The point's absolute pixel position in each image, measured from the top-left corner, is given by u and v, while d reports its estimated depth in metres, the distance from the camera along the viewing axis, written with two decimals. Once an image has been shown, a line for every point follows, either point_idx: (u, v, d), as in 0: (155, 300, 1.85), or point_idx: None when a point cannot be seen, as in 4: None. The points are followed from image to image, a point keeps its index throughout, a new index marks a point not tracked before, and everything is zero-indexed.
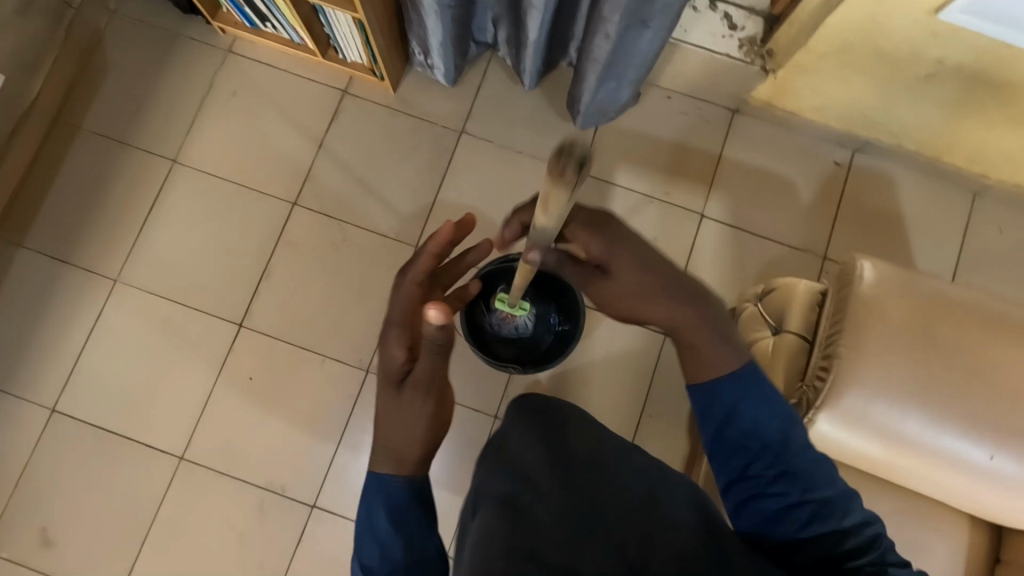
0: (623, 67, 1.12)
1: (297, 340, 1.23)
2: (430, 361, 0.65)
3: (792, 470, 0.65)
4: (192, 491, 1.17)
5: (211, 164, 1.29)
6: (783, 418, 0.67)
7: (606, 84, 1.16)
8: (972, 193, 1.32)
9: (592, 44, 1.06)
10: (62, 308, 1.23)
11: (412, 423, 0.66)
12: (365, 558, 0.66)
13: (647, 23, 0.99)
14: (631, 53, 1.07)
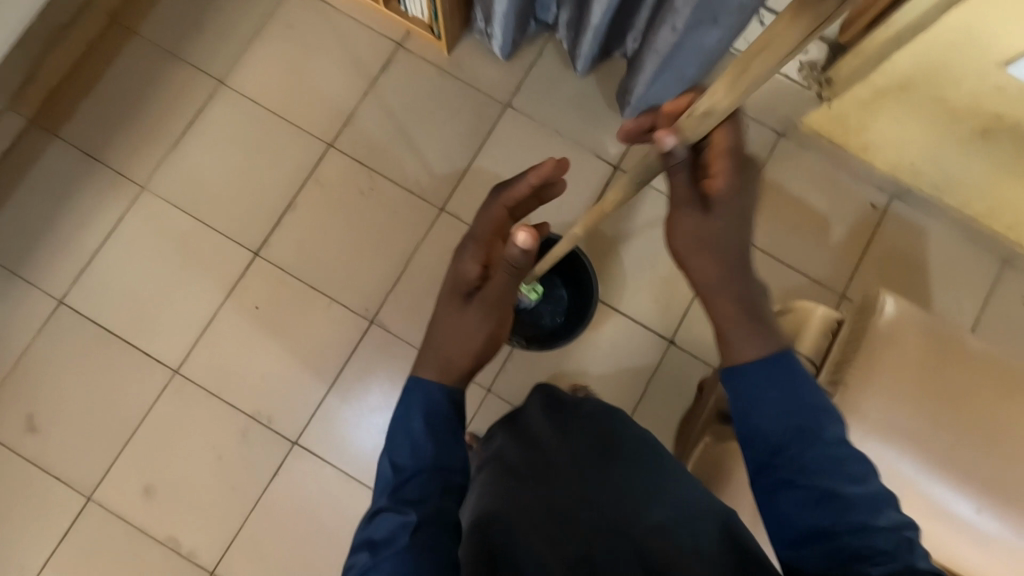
0: (681, 65, 1.10)
1: (308, 279, 1.24)
2: (505, 277, 0.72)
3: (833, 463, 0.57)
4: (181, 406, 1.19)
5: (256, 91, 1.29)
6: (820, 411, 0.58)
7: (661, 80, 1.14)
8: (1003, 259, 1.30)
9: (657, 35, 1.06)
10: (85, 205, 1.24)
11: (470, 332, 0.71)
12: (399, 455, 0.65)
13: (716, 24, 0.99)
14: (692, 51, 1.05)
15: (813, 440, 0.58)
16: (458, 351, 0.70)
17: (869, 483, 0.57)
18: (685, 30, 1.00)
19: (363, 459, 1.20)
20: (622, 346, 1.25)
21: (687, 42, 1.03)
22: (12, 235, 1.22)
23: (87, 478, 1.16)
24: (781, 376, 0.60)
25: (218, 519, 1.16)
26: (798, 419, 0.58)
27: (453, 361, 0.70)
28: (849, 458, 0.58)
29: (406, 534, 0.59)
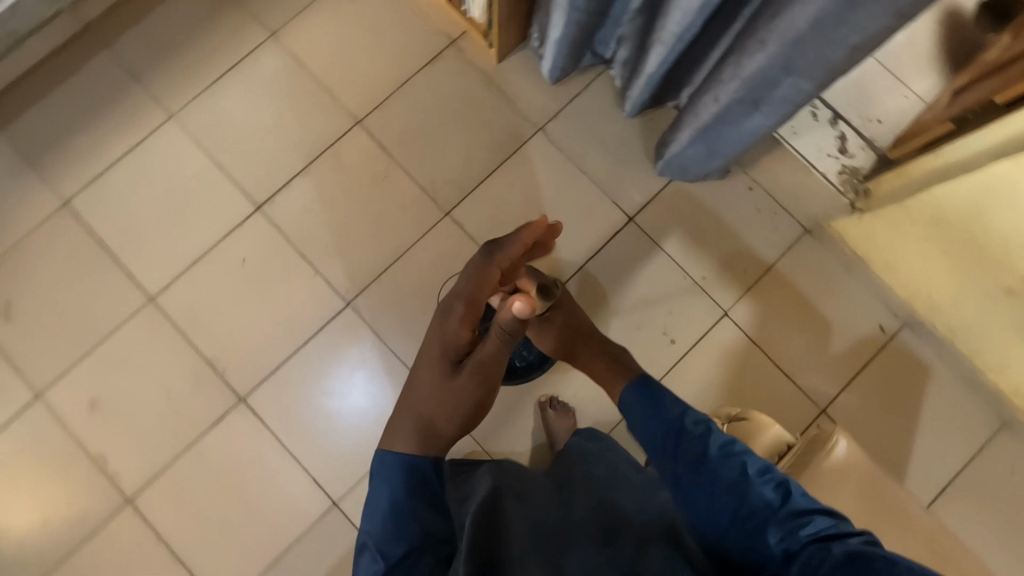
0: (719, 137, 1.07)
1: (300, 246, 1.25)
2: (494, 344, 0.76)
3: (709, 453, 0.70)
4: (147, 333, 1.21)
5: (303, 52, 1.30)
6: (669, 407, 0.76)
7: (698, 148, 1.12)
8: (1001, 420, 1.23)
9: (699, 102, 1.03)
10: (114, 119, 1.27)
11: (459, 399, 0.76)
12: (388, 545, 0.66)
13: (759, 107, 0.96)
14: (732, 129, 1.03)
15: (687, 437, 0.72)
16: (441, 419, 0.75)
17: (741, 458, 0.69)
18: (728, 105, 0.98)
19: (303, 435, 1.20)
20: (584, 398, 1.22)
21: (728, 116, 1.00)
22: (40, 128, 1.26)
23: (42, 376, 1.19)
24: (648, 394, 0.77)
25: (150, 451, 1.18)
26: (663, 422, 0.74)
27: (433, 430, 0.75)
28: (713, 448, 0.70)
29: None
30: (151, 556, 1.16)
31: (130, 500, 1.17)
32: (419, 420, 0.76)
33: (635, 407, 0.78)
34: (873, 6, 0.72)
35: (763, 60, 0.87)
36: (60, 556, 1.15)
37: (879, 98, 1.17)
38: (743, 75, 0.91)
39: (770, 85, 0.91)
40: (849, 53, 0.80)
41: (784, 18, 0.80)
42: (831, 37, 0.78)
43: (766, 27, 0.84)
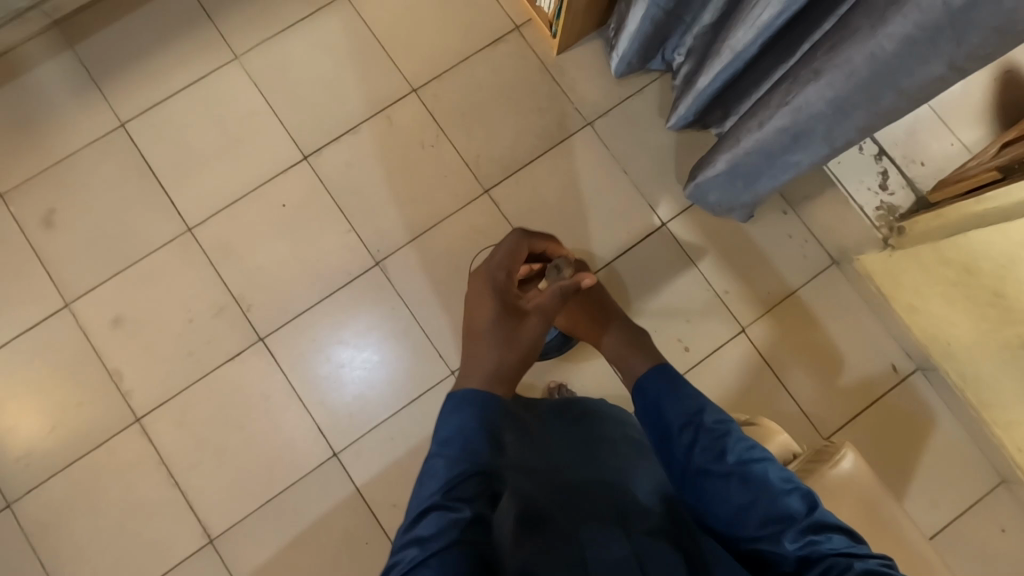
0: (757, 167, 1.06)
1: (339, 200, 1.28)
2: (552, 292, 0.76)
3: (720, 442, 0.67)
4: (181, 260, 1.25)
5: (371, 16, 1.34)
6: (677, 396, 0.71)
7: (730, 177, 1.11)
8: (1000, 478, 1.24)
9: (742, 128, 1.02)
10: (181, 52, 1.31)
11: (511, 343, 0.69)
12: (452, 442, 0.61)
13: (802, 140, 0.94)
14: (772, 159, 1.02)
15: (699, 432, 0.68)
16: (511, 350, 0.69)
17: (760, 457, 0.66)
18: (771, 133, 0.97)
19: (315, 380, 1.23)
20: (592, 390, 1.24)
21: (770, 146, 0.99)
22: (108, 49, 1.30)
23: (76, 286, 1.23)
24: (660, 376, 0.74)
25: (165, 374, 1.21)
26: (662, 414, 0.71)
27: (504, 369, 0.68)
28: (735, 439, 0.67)
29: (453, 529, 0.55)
30: (149, 476, 1.18)
31: (138, 419, 1.20)
32: (484, 356, 0.68)
33: (650, 388, 0.74)
34: (931, 54, 0.72)
35: (816, 92, 0.86)
36: (63, 462, 1.18)
37: (924, 142, 1.19)
38: (792, 106, 0.90)
39: (818, 119, 0.90)
40: (901, 97, 0.80)
41: (844, 51, 0.80)
42: (888, 77, 0.78)
43: (823, 58, 0.83)
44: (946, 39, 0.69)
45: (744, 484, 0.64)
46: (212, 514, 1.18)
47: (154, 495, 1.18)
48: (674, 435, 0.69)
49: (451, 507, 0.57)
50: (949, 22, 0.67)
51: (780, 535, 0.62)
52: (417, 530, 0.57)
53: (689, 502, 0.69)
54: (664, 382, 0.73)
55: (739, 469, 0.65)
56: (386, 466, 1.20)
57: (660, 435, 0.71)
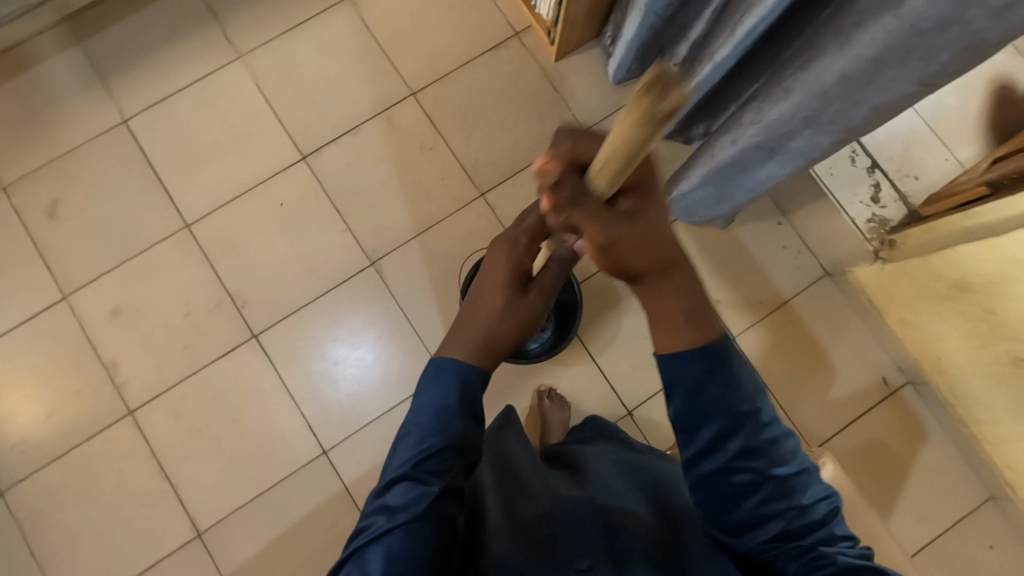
0: (729, 182, 1.11)
1: (336, 199, 1.29)
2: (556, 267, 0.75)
3: (761, 445, 0.60)
4: (178, 256, 1.26)
5: (373, 19, 1.36)
6: (743, 390, 0.60)
7: (705, 191, 1.16)
8: (989, 494, 1.24)
9: (716, 143, 1.06)
10: (184, 50, 1.33)
11: (508, 315, 0.69)
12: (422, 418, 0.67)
13: (773, 155, 1.00)
14: (745, 174, 1.07)
15: (740, 426, 0.60)
16: (504, 322, 0.69)
17: (798, 463, 0.62)
18: (742, 150, 1.02)
19: (308, 377, 1.24)
20: (582, 394, 1.25)
21: (744, 159, 1.04)
22: (114, 46, 1.32)
23: (74, 279, 1.24)
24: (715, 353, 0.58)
25: (160, 368, 1.23)
26: (719, 409, 0.59)
27: (493, 336, 0.69)
28: (782, 441, 0.62)
29: (423, 501, 0.63)
30: (140, 468, 1.19)
31: (131, 412, 1.21)
32: (475, 325, 0.69)
33: (689, 365, 0.58)
34: (901, 72, 0.78)
35: (787, 108, 0.91)
36: (56, 452, 1.19)
37: (919, 157, 1.21)
38: (764, 124, 0.95)
39: (791, 133, 0.94)
40: (872, 111, 0.86)
41: (813, 69, 0.84)
42: (858, 95, 0.83)
43: (793, 77, 0.88)
44: (915, 58, 0.75)
45: (778, 494, 0.61)
46: (202, 508, 1.19)
47: (145, 488, 1.19)
48: (727, 436, 0.60)
49: (421, 480, 0.64)
50: (916, 39, 0.72)
51: (798, 547, 0.60)
52: (385, 500, 0.65)
53: (703, 505, 0.63)
54: (733, 363, 0.59)
55: (782, 479, 0.61)
56: (375, 464, 1.21)
57: (706, 428, 0.60)
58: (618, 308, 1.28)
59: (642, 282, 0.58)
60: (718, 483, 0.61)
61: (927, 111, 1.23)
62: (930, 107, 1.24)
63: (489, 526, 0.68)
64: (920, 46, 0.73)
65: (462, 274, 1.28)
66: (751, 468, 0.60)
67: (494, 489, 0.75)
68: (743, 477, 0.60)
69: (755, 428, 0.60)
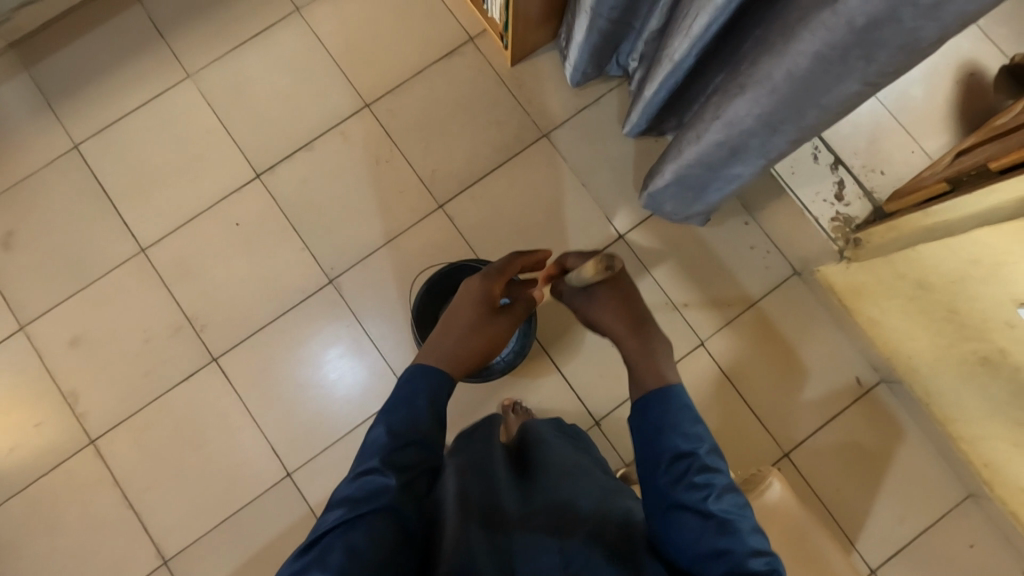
0: (701, 181, 1.06)
1: (293, 217, 1.27)
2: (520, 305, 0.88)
3: (707, 481, 0.63)
4: (135, 282, 1.25)
5: (324, 31, 1.33)
6: (689, 433, 0.66)
7: (682, 189, 1.11)
8: (967, 492, 1.21)
9: (684, 143, 1.01)
10: (134, 71, 1.31)
11: (483, 333, 0.79)
12: (396, 425, 0.68)
13: (738, 155, 0.95)
14: (715, 173, 1.02)
15: (689, 462, 0.65)
16: (477, 336, 0.79)
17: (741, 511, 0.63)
18: (707, 149, 0.97)
19: (274, 397, 1.23)
20: (549, 407, 1.23)
21: (709, 158, 0.98)
22: (62, 71, 1.30)
23: (31, 308, 1.23)
24: (662, 397, 0.69)
25: (121, 396, 1.21)
26: (652, 442, 0.67)
27: (463, 353, 0.77)
28: (724, 488, 0.64)
29: (387, 495, 0.62)
30: (105, 497, 1.18)
31: (94, 441, 1.20)
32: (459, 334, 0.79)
33: (654, 404, 0.69)
34: (845, 73, 0.72)
35: (741, 109, 0.85)
36: (20, 485, 1.18)
37: (886, 152, 1.18)
38: (722, 125, 0.90)
39: (749, 134, 0.88)
40: (824, 113, 0.80)
41: (761, 67, 0.79)
42: (809, 94, 0.78)
43: (745, 76, 0.83)
44: (856, 58, 0.70)
45: (723, 531, 0.60)
46: (169, 536, 1.18)
47: (109, 517, 1.18)
48: (670, 469, 0.65)
49: (388, 474, 0.63)
50: (856, 41, 0.67)
51: None
52: (346, 492, 0.63)
53: (656, 531, 0.65)
54: (675, 412, 0.68)
55: (724, 518, 0.62)
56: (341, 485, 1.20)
57: (662, 456, 0.66)
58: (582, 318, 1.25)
59: (631, 329, 0.79)
60: (670, 513, 0.63)
61: (893, 104, 1.20)
62: (897, 99, 1.20)
63: (444, 538, 0.63)
64: (862, 45, 0.67)
65: (415, 288, 1.26)
66: (699, 500, 0.62)
67: (453, 488, 0.73)
68: (694, 507, 0.62)
69: (703, 465, 0.65)
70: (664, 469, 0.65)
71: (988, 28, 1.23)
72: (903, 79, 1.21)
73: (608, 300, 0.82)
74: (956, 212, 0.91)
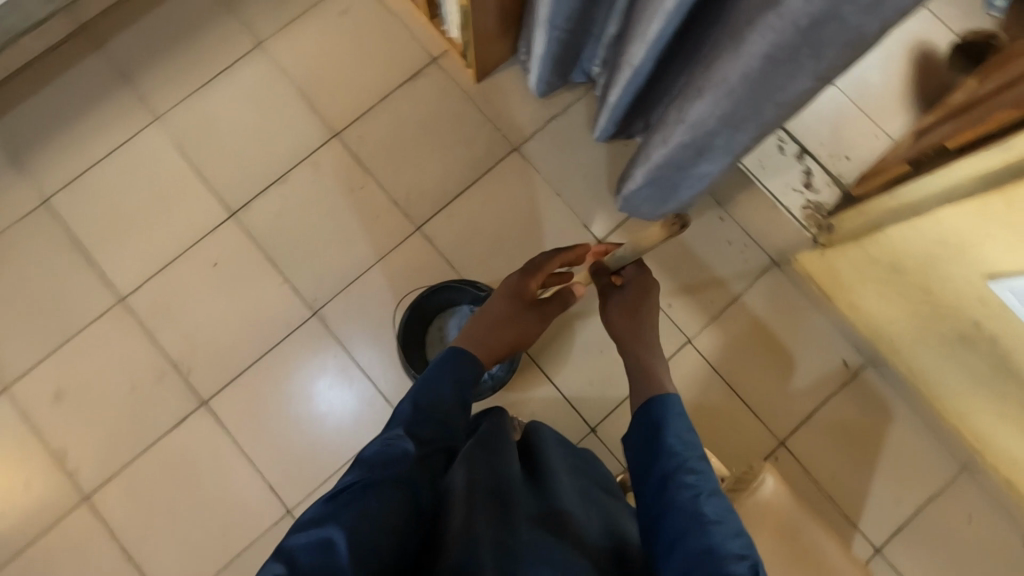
0: (672, 181, 1.06)
1: (270, 253, 1.27)
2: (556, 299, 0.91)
3: (700, 473, 0.66)
4: (116, 332, 1.23)
5: (286, 64, 1.33)
6: (688, 425, 0.70)
7: (656, 190, 1.11)
8: (961, 464, 1.23)
9: (651, 145, 1.01)
10: (98, 121, 1.30)
11: (510, 325, 0.86)
12: (423, 400, 0.73)
13: (704, 155, 0.95)
14: (684, 174, 1.02)
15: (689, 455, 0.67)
16: (506, 326, 0.86)
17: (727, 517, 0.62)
18: (673, 151, 0.97)
19: (268, 435, 1.22)
20: (543, 419, 1.23)
21: (676, 160, 0.98)
22: (25, 126, 1.29)
23: (11, 368, 1.22)
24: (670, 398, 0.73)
25: (112, 448, 1.20)
26: (657, 439, 0.70)
27: (488, 341, 0.85)
28: (717, 490, 0.64)
29: (403, 458, 0.65)
30: (104, 553, 1.17)
31: (87, 496, 1.18)
32: (494, 323, 0.86)
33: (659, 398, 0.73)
34: (797, 69, 0.73)
35: (702, 109, 0.86)
36: (15, 548, 1.16)
37: (849, 137, 1.20)
38: (685, 126, 0.90)
39: (712, 134, 0.89)
40: (782, 109, 0.81)
41: (717, 68, 0.80)
42: (764, 92, 0.78)
43: (703, 76, 0.83)
44: (806, 55, 0.71)
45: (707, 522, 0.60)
46: None
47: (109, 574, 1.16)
48: (675, 462, 0.67)
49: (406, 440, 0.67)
50: (802, 39, 0.69)
51: None
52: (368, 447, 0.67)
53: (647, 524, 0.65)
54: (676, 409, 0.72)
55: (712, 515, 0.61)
56: None
57: (662, 441, 0.69)
58: (568, 326, 1.25)
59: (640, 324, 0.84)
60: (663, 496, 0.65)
61: (853, 91, 1.22)
62: (856, 85, 1.23)
63: (451, 529, 0.64)
64: (809, 42, 0.69)
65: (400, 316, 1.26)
66: (693, 486, 0.64)
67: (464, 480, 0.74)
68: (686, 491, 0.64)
69: (700, 459, 0.67)
70: (662, 454, 0.68)
71: (938, 9, 1.26)
72: (859, 65, 1.24)
73: (626, 293, 0.87)
74: (918, 194, 0.92)
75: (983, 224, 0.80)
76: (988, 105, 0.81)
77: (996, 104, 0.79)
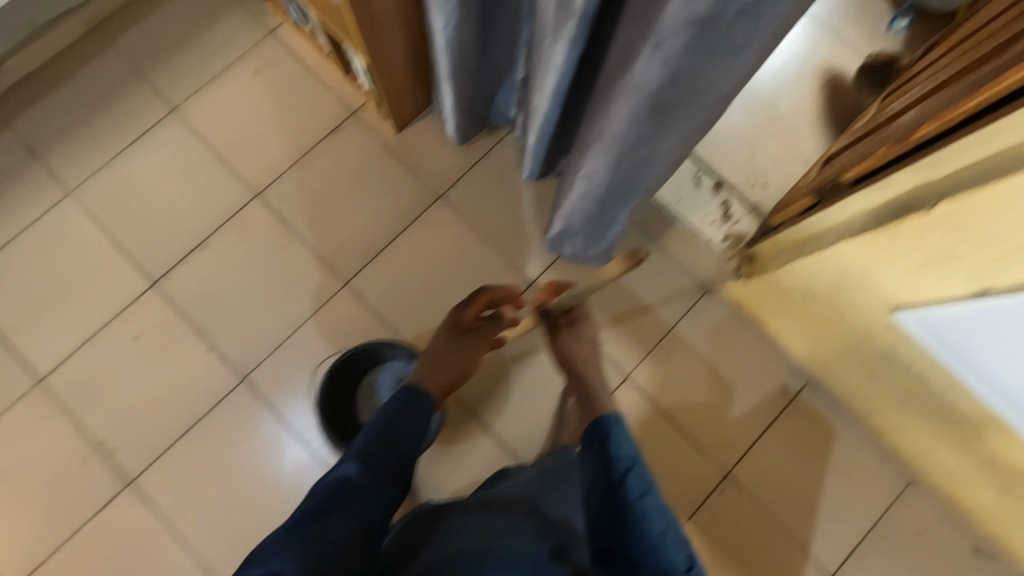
0: (591, 226, 1.05)
1: (195, 319, 1.24)
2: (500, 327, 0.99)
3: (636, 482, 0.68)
4: (36, 415, 1.19)
5: (204, 127, 1.32)
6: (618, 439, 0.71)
7: (577, 235, 1.10)
8: (907, 479, 1.22)
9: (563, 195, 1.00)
10: (11, 198, 1.27)
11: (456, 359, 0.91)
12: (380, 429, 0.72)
13: (610, 204, 0.93)
14: (599, 220, 1.00)
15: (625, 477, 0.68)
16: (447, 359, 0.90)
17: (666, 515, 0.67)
18: (581, 200, 0.96)
19: (200, 508, 1.18)
20: (485, 469, 1.21)
21: (586, 208, 0.97)
22: None
23: None
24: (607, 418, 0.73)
25: (36, 538, 1.15)
26: (598, 455, 0.71)
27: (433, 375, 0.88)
28: (653, 491, 0.68)
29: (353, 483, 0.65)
30: None
31: None
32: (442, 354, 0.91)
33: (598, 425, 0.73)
34: (666, 134, 0.71)
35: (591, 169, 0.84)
36: None
37: (766, 166, 1.21)
38: (583, 181, 0.88)
39: (610, 187, 0.87)
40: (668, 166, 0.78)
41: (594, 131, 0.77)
42: (641, 155, 0.75)
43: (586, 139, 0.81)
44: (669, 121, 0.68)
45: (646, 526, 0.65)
46: None
47: None
48: (614, 476, 0.68)
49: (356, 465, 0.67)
50: (660, 108, 0.66)
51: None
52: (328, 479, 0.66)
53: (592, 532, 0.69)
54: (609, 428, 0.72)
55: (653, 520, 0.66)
56: None
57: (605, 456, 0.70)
58: (505, 373, 1.24)
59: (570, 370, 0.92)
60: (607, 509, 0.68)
61: (765, 119, 1.24)
62: (767, 113, 1.25)
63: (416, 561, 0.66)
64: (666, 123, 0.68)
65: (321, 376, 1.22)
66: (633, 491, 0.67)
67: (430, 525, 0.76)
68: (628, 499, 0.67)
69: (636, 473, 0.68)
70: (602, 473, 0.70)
71: (841, 35, 1.30)
72: (771, 94, 1.26)
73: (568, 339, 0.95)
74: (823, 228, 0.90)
75: (875, 259, 0.80)
76: (884, 146, 0.81)
77: (888, 147, 0.79)
